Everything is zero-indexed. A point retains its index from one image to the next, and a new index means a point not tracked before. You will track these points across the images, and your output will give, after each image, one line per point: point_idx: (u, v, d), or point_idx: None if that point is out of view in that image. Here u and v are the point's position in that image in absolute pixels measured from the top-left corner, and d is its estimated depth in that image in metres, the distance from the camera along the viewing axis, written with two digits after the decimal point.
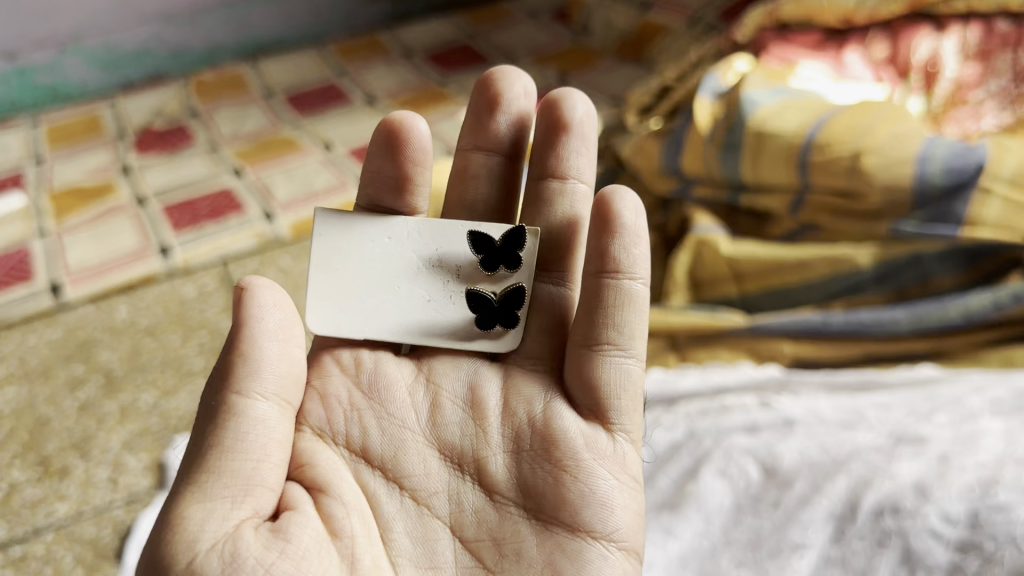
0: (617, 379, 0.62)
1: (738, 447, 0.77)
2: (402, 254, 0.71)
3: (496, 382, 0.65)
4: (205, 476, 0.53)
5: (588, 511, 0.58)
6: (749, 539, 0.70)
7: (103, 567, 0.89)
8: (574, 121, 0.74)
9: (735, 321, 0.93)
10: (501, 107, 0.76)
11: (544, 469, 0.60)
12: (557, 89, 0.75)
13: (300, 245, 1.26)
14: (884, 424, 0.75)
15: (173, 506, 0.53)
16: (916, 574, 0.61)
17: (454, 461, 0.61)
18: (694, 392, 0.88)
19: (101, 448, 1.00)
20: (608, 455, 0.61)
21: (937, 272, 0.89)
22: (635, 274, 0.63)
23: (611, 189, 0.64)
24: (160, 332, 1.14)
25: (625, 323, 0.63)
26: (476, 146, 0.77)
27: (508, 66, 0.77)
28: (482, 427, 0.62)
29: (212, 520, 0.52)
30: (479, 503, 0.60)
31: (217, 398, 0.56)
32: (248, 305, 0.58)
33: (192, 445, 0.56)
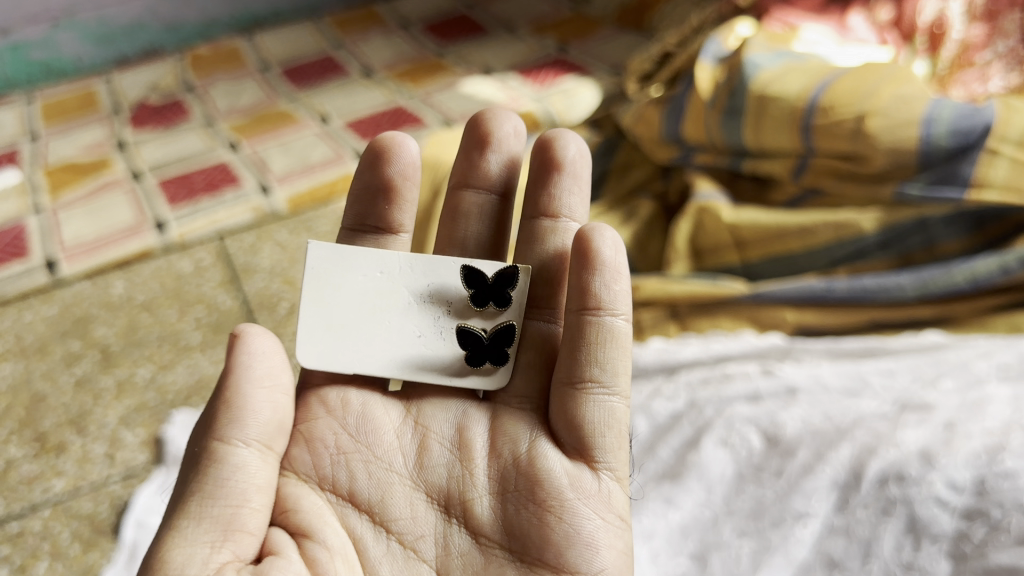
0: (603, 417, 0.60)
1: (739, 416, 0.75)
2: (393, 288, 0.68)
3: (483, 424, 0.64)
4: (185, 522, 0.53)
5: (572, 552, 0.56)
6: (751, 509, 0.69)
7: (101, 542, 0.88)
8: (566, 161, 0.73)
9: (737, 289, 0.91)
10: (493, 146, 0.75)
11: (528, 509, 0.58)
12: (550, 129, 0.74)
13: (296, 220, 1.26)
14: (889, 391, 0.74)
15: (153, 551, 0.53)
16: (921, 543, 0.60)
17: (440, 505, 0.60)
18: (695, 361, 0.87)
19: (98, 423, 0.99)
20: (592, 494, 0.59)
21: (943, 237, 0.87)
22: (617, 311, 0.62)
23: (590, 226, 0.64)
24: (156, 307, 1.13)
25: (608, 360, 0.61)
26: (467, 185, 0.76)
27: (500, 108, 0.77)
28: (469, 469, 0.61)
29: (190, 564, 0.51)
30: (466, 546, 0.59)
31: (202, 444, 0.55)
32: (239, 351, 0.57)
33: (177, 492, 0.56)
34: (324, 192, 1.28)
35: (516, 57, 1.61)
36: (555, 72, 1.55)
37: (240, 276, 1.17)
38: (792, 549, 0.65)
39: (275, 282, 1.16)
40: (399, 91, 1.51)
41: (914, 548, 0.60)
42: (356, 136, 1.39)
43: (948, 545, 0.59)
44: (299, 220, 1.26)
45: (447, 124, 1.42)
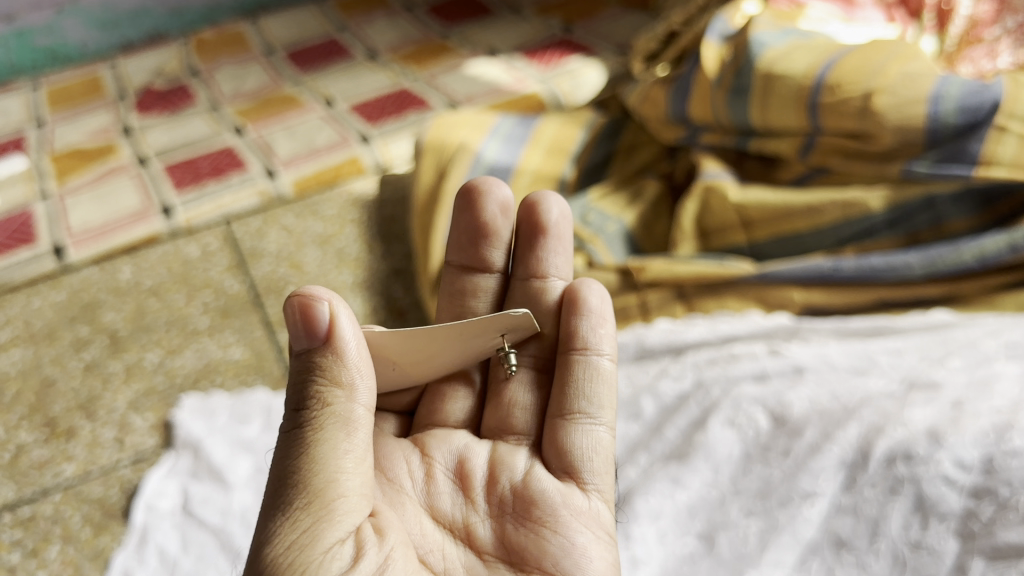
0: (590, 445, 0.63)
1: (747, 397, 0.76)
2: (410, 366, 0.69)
3: (483, 454, 0.65)
4: (340, 473, 0.52)
5: (569, 561, 0.57)
6: (759, 489, 0.69)
7: (111, 526, 0.89)
8: (549, 229, 0.74)
9: (744, 269, 0.91)
10: (485, 231, 0.75)
11: (526, 526, 0.59)
12: (534, 191, 0.75)
13: (301, 203, 1.26)
14: (897, 370, 0.74)
15: (309, 500, 0.51)
16: (929, 522, 0.60)
17: (445, 526, 0.60)
18: (702, 341, 0.87)
19: (107, 408, 1.00)
20: (583, 511, 0.60)
21: (951, 216, 0.87)
22: (599, 351, 0.67)
23: (579, 281, 0.71)
24: (164, 292, 1.13)
25: (594, 393, 0.66)
26: (464, 265, 0.77)
27: (487, 178, 0.74)
28: (470, 497, 0.62)
29: (354, 513, 0.52)
30: (469, 561, 0.58)
31: (333, 400, 0.54)
32: (345, 314, 0.56)
33: (302, 442, 0.53)
34: (330, 176, 1.28)
35: (521, 37, 1.61)
36: (560, 53, 1.54)
37: (247, 261, 1.17)
38: (800, 528, 0.65)
39: (281, 266, 1.16)
40: (404, 73, 1.51)
41: (922, 527, 0.60)
42: (361, 119, 1.38)
43: (956, 524, 0.59)
44: (305, 203, 1.26)
45: (452, 106, 1.42)
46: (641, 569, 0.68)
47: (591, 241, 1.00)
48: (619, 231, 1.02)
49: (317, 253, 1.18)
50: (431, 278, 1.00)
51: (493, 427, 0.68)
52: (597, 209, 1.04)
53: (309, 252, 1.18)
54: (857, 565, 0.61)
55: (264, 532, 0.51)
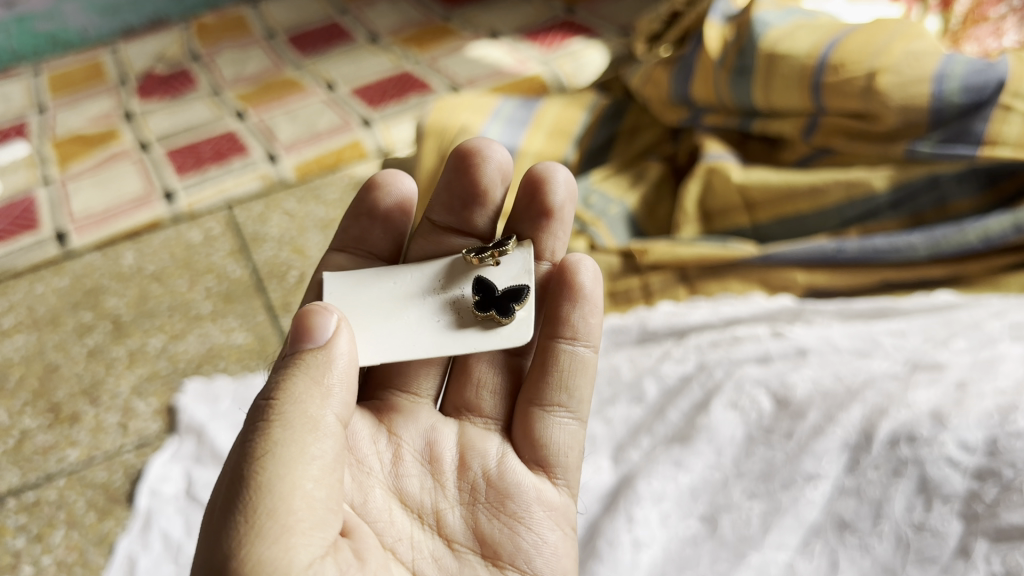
0: (564, 440, 0.65)
1: (749, 378, 0.76)
2: (410, 291, 0.68)
3: (452, 439, 0.65)
4: (308, 483, 0.48)
5: (540, 560, 0.59)
6: (761, 471, 0.70)
7: (115, 511, 0.89)
8: (552, 214, 0.71)
9: (747, 251, 0.91)
10: (482, 196, 0.74)
11: (498, 519, 0.60)
12: (540, 167, 0.72)
13: (303, 187, 1.25)
14: (900, 351, 0.75)
15: (268, 503, 0.46)
16: (932, 503, 0.60)
17: (413, 512, 0.60)
18: (705, 324, 0.87)
19: (110, 393, 1.00)
20: (554, 508, 0.62)
21: (955, 196, 0.86)
22: (585, 340, 0.66)
23: (575, 257, 0.67)
24: (167, 277, 1.13)
25: (576, 386, 0.66)
26: (449, 227, 0.76)
27: (486, 142, 0.73)
28: (440, 481, 0.62)
29: (319, 527, 0.48)
30: (437, 552, 0.59)
31: (309, 404, 0.50)
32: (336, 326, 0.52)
33: (265, 440, 0.48)
34: (331, 160, 1.27)
35: (524, 19, 1.60)
36: (563, 35, 1.53)
37: (249, 245, 1.17)
38: (803, 510, 0.65)
39: (284, 251, 1.16)
40: (405, 56, 1.50)
41: (925, 508, 0.60)
42: (363, 102, 1.38)
43: (960, 505, 0.59)
44: (306, 187, 1.25)
45: (455, 88, 1.41)
46: (643, 551, 0.69)
47: (593, 224, 0.99)
48: (622, 213, 1.02)
49: (318, 237, 1.17)
50: None
51: (458, 405, 0.69)
52: (599, 191, 1.04)
53: (312, 236, 1.18)
54: (860, 546, 0.61)
55: (225, 544, 0.45)
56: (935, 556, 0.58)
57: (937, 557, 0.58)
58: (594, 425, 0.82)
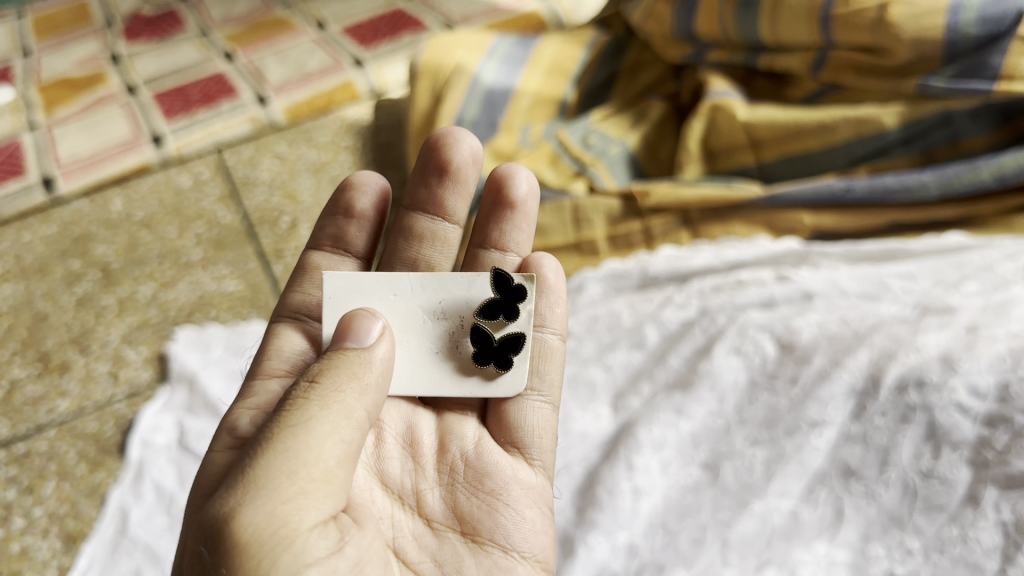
0: (538, 422, 0.64)
1: (754, 323, 0.75)
2: (408, 309, 0.66)
3: (431, 424, 0.65)
4: (331, 458, 0.48)
5: (517, 536, 0.58)
6: (765, 417, 0.70)
7: (106, 462, 0.88)
8: (516, 205, 0.72)
9: (752, 192, 0.88)
10: (451, 174, 0.73)
11: (477, 497, 0.59)
12: (503, 165, 0.73)
13: (295, 130, 1.22)
14: (910, 295, 0.74)
15: (292, 464, 0.46)
16: (941, 449, 0.61)
17: (393, 493, 0.59)
18: (707, 268, 0.85)
19: (100, 342, 0.98)
20: (530, 487, 0.61)
21: (969, 132, 0.83)
22: (553, 327, 0.68)
23: (538, 255, 0.70)
24: (156, 224, 1.10)
25: (546, 372, 0.66)
26: (423, 209, 0.75)
27: (457, 127, 0.74)
28: (419, 463, 0.62)
29: (329, 498, 0.47)
30: (417, 530, 0.58)
31: (347, 390, 0.51)
32: (384, 341, 0.55)
33: (301, 410, 0.49)
34: (323, 102, 1.24)
35: None
36: None
37: (239, 190, 1.14)
38: (806, 457, 0.66)
39: (275, 195, 1.13)
40: None
41: (933, 456, 0.61)
42: (354, 41, 1.34)
43: (969, 452, 0.60)
44: (298, 130, 1.22)
45: (448, 26, 1.37)
46: (643, 499, 0.69)
47: (593, 166, 0.97)
48: (622, 154, 0.99)
49: (311, 181, 1.15)
50: None
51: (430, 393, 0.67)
52: (599, 132, 1.01)
53: (304, 181, 1.15)
54: (865, 494, 0.62)
55: (240, 491, 0.45)
56: (943, 505, 0.59)
57: (945, 505, 0.59)
58: (594, 372, 0.81)
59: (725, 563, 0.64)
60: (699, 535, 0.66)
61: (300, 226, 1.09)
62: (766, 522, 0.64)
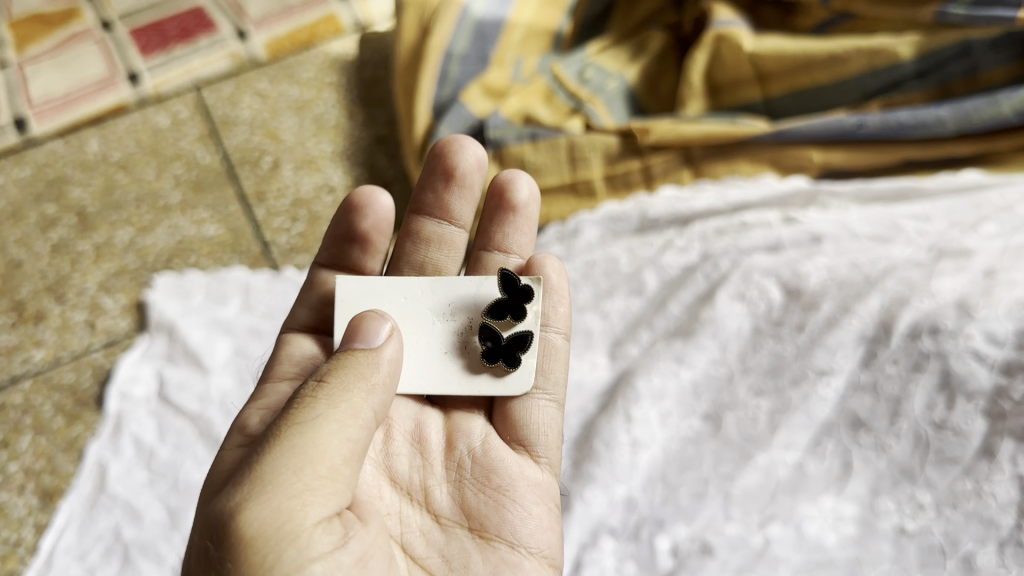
0: (543, 420, 0.60)
1: (759, 268, 0.73)
2: (418, 311, 0.63)
3: (439, 422, 0.61)
4: (338, 455, 0.46)
5: (525, 533, 0.55)
6: (769, 366, 0.68)
7: (84, 415, 0.85)
8: (518, 208, 0.68)
9: (758, 128, 0.84)
10: (457, 180, 0.69)
11: (484, 492, 0.56)
12: (507, 171, 0.69)
13: (276, 67, 1.13)
14: (924, 238, 0.71)
15: (297, 461, 0.44)
16: (955, 400, 0.60)
17: (401, 489, 0.56)
18: (711, 210, 0.81)
19: (76, 290, 0.94)
20: (538, 484, 0.58)
21: (988, 65, 0.79)
22: (557, 326, 0.64)
23: (541, 255, 0.65)
24: (133, 165, 1.05)
25: (551, 371, 0.62)
26: (428, 212, 0.70)
27: (463, 134, 0.70)
28: (427, 459, 0.58)
29: (335, 494, 0.45)
30: (425, 525, 0.55)
31: (355, 387, 0.48)
32: (394, 339, 0.53)
33: (308, 408, 0.47)
34: (305, 35, 1.15)
35: None
36: None
37: (219, 130, 1.07)
38: (813, 408, 0.65)
39: (257, 134, 1.07)
40: None
41: (947, 406, 0.60)
42: None
43: (985, 404, 0.59)
44: (279, 66, 1.13)
45: None
46: (642, 451, 0.67)
47: (590, 102, 0.92)
48: (621, 89, 0.94)
49: (294, 120, 1.09)
50: (417, 148, 0.95)
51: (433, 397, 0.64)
52: (596, 65, 0.96)
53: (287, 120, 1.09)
54: (875, 447, 0.61)
55: (247, 488, 0.43)
56: (956, 457, 0.59)
57: (958, 457, 0.58)
58: (590, 320, 0.78)
59: (727, 517, 0.63)
60: (700, 489, 0.65)
61: (282, 167, 1.04)
62: (770, 475, 0.63)
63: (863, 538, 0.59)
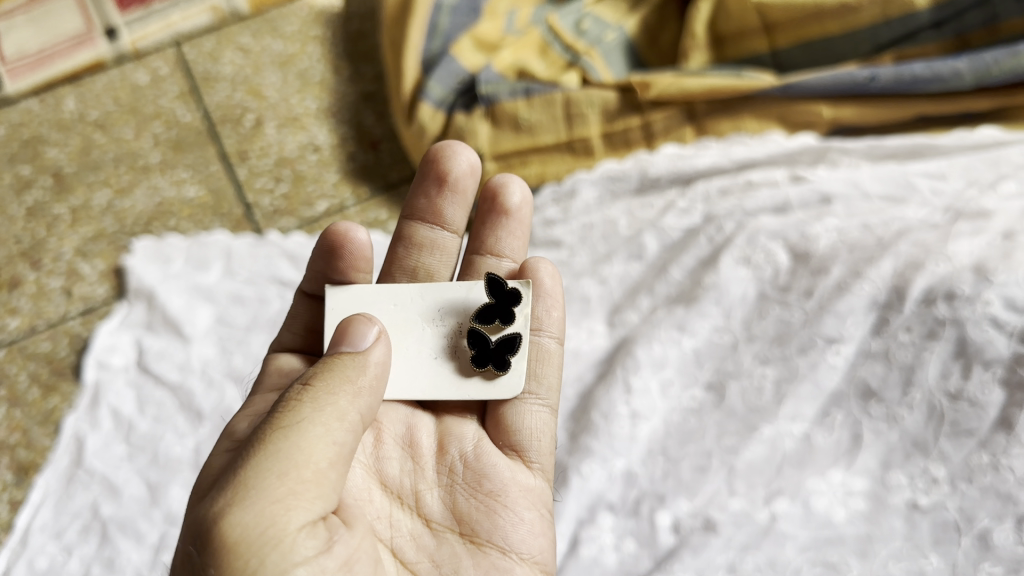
0: (535, 426, 0.57)
1: (765, 230, 0.69)
2: (407, 319, 0.59)
3: (430, 425, 0.57)
4: (325, 459, 0.43)
5: (517, 540, 0.52)
6: (776, 333, 0.65)
7: (62, 386, 0.82)
8: (511, 213, 0.64)
9: (765, 82, 0.79)
10: (450, 186, 0.65)
11: (476, 497, 0.53)
12: (500, 175, 0.65)
13: (260, 20, 1.08)
14: (940, 198, 0.68)
15: (281, 466, 0.42)
16: (972, 368, 0.57)
17: (391, 493, 0.53)
18: (715, 168, 0.78)
19: (53, 255, 0.91)
20: (531, 489, 0.55)
21: (1008, 14, 0.76)
22: (550, 330, 0.60)
23: (533, 259, 0.61)
24: (112, 125, 1.00)
25: (544, 376, 0.58)
26: (420, 218, 0.65)
27: (457, 139, 0.65)
28: (418, 463, 0.55)
29: (322, 498, 0.43)
30: (415, 529, 0.52)
31: (342, 388, 0.45)
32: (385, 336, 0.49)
33: (292, 411, 0.44)
34: None
35: None
36: None
37: (200, 87, 1.03)
38: (822, 377, 0.61)
39: (239, 91, 1.02)
40: None
41: (962, 376, 0.57)
42: None
43: (1003, 372, 0.56)
44: (263, 19, 1.08)
45: None
46: (642, 424, 0.64)
47: (587, 54, 0.87)
48: (619, 40, 0.89)
49: (277, 75, 1.04)
50: (405, 103, 0.91)
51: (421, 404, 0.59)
52: (593, 15, 0.91)
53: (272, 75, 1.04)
54: (887, 418, 0.58)
55: (230, 491, 0.41)
56: (972, 429, 0.56)
57: (974, 430, 0.56)
58: (588, 285, 0.74)
59: (731, 492, 0.60)
60: (704, 462, 0.61)
61: (266, 125, 1.00)
62: (777, 447, 0.60)
63: (874, 514, 0.56)
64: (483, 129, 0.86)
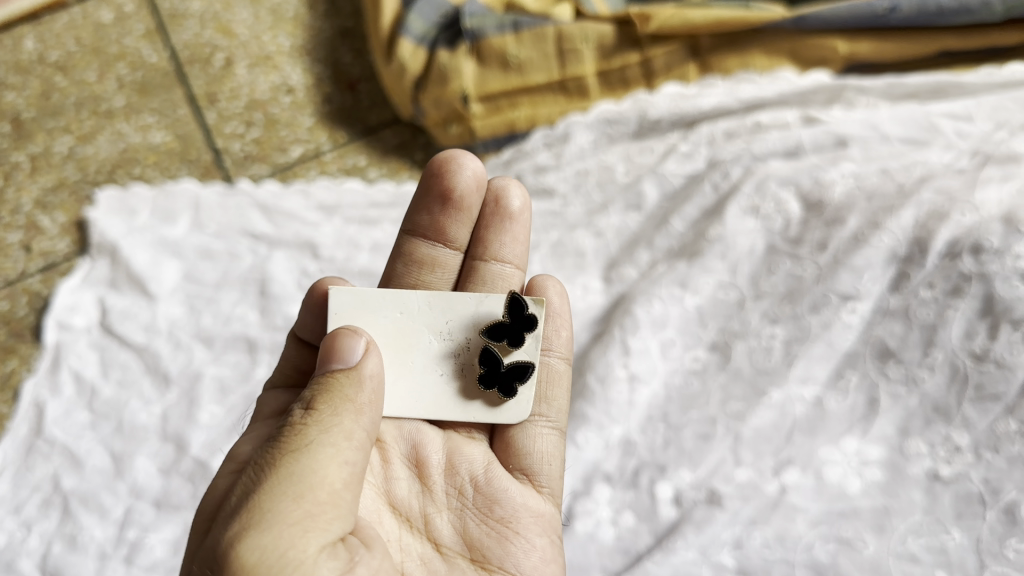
0: (546, 449, 0.52)
1: (776, 176, 0.64)
2: (413, 332, 0.52)
3: (439, 438, 0.51)
4: (338, 479, 0.39)
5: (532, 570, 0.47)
6: (786, 290, 0.60)
7: (21, 349, 0.77)
8: (512, 218, 0.58)
9: (775, 14, 0.73)
10: (455, 204, 0.56)
11: (488, 522, 0.48)
12: (503, 183, 0.57)
13: None
14: (967, 141, 0.63)
15: (293, 488, 0.37)
16: (1000, 327, 0.52)
17: (400, 515, 0.48)
18: (720, 109, 0.72)
19: (11, 208, 0.85)
20: (544, 515, 0.50)
21: None
22: (558, 351, 0.54)
23: (541, 278, 0.55)
24: (73, 68, 0.93)
25: (555, 396, 0.53)
26: (422, 235, 0.58)
27: (461, 149, 0.56)
28: (428, 483, 0.49)
29: (339, 519, 0.38)
30: (425, 553, 0.47)
31: (346, 406, 0.41)
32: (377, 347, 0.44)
33: (296, 434, 0.39)
34: None
35: None
36: None
37: (167, 25, 0.95)
38: (836, 337, 0.56)
39: (208, 28, 0.95)
40: None
41: (989, 337, 0.52)
42: None
43: None
44: None
45: None
46: (640, 389, 0.59)
47: None
48: None
49: (248, 11, 0.96)
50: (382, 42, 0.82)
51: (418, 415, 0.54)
52: None
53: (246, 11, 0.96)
54: (906, 380, 0.53)
55: (245, 515, 0.37)
56: (999, 394, 0.51)
57: (1001, 394, 0.51)
58: (583, 238, 0.69)
59: (737, 462, 0.54)
60: (706, 430, 0.56)
61: (237, 65, 0.93)
62: (786, 414, 0.55)
63: (891, 485, 0.51)
64: (467, 68, 0.78)
